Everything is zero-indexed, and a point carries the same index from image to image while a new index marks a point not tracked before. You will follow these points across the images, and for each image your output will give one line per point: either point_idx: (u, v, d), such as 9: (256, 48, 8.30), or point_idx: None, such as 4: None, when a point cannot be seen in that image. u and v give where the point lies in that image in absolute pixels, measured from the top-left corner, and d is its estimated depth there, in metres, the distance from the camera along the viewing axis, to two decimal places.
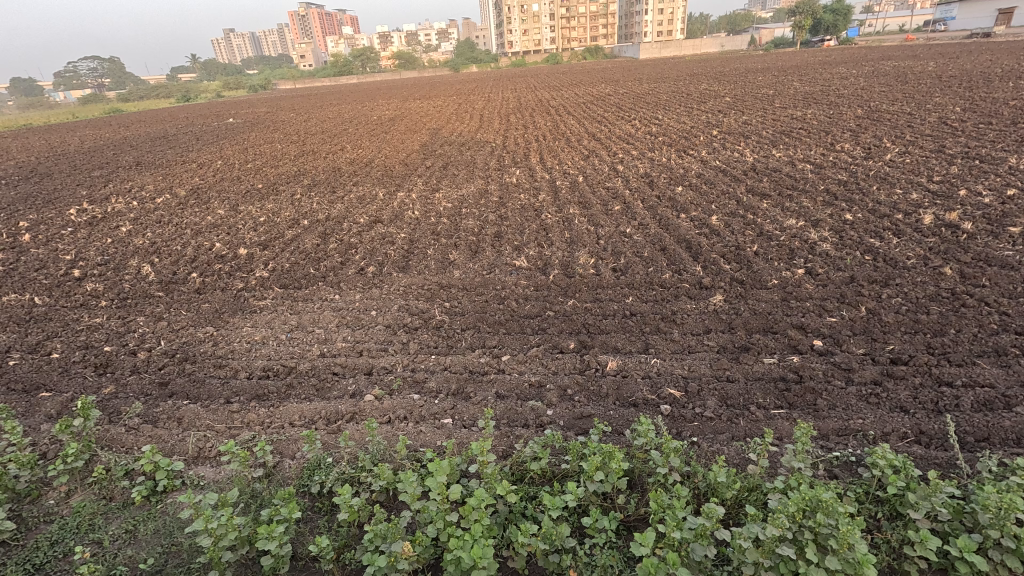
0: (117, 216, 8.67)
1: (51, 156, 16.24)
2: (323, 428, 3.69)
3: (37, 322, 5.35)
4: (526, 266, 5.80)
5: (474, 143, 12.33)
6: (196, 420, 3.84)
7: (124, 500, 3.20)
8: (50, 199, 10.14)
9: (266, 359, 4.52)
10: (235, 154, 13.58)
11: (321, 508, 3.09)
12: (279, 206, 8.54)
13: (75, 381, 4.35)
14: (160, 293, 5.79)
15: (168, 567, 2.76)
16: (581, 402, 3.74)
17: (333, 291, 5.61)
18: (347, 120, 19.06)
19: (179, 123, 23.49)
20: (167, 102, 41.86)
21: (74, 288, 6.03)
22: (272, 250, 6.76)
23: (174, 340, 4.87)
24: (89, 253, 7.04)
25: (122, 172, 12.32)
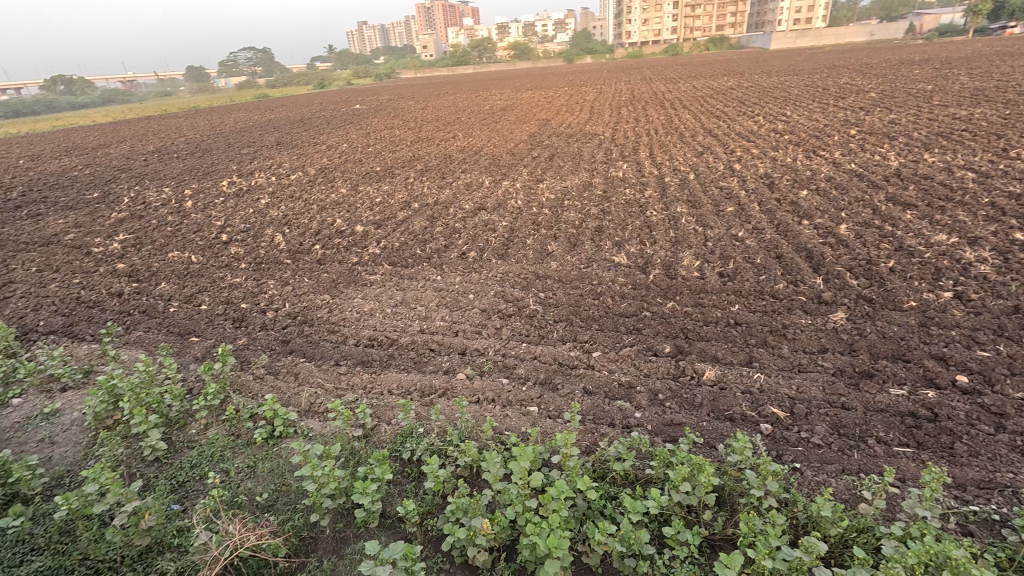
0: (259, 190, 9.77)
1: (211, 134, 18.69)
2: (418, 400, 3.91)
3: (191, 276, 6.23)
4: (625, 263, 5.67)
5: (582, 135, 12.22)
6: (309, 377, 4.26)
7: (248, 439, 3.64)
8: (208, 172, 11.70)
9: (372, 329, 4.89)
10: (358, 138, 14.68)
11: (410, 473, 3.30)
12: (393, 188, 9.13)
13: (217, 330, 5.02)
14: (287, 261, 6.47)
15: (278, 503, 3.11)
16: (673, 409, 3.60)
17: (436, 272, 5.90)
18: (461, 109, 19.78)
19: (314, 108, 25.97)
20: (304, 89, 46.41)
21: (222, 250, 6.94)
22: (384, 229, 7.25)
23: (296, 304, 5.43)
24: (235, 221, 8.05)
25: (266, 151, 13.86)
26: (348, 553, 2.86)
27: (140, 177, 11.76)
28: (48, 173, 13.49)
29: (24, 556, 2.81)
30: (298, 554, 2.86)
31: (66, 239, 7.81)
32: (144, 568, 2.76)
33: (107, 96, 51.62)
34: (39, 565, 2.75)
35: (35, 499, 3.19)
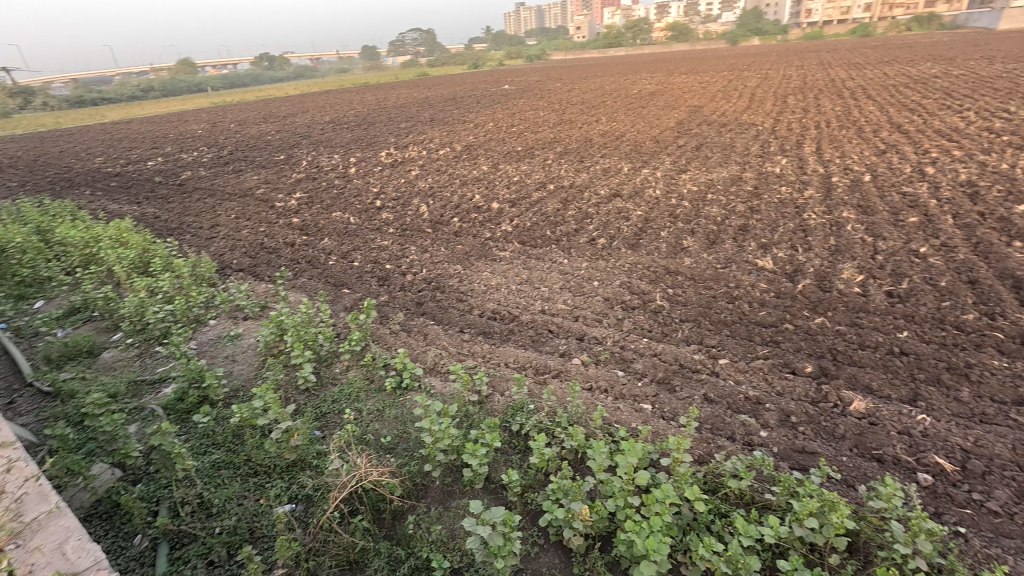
0: (411, 162, 10.60)
1: (376, 109, 20.67)
2: (532, 377, 4.01)
3: (348, 235, 7.01)
4: (770, 268, 5.16)
5: (738, 124, 11.25)
6: (436, 339, 4.58)
7: (380, 385, 4.05)
8: (371, 143, 12.96)
9: (497, 303, 5.09)
10: (503, 118, 15.13)
11: (517, 446, 3.41)
12: (531, 169, 9.30)
13: (364, 286, 5.61)
14: (428, 230, 6.96)
15: (398, 448, 3.43)
16: (806, 436, 3.24)
17: (563, 256, 5.93)
18: (608, 92, 19.36)
19: (467, 87, 27.36)
20: (460, 69, 49.05)
21: (375, 215, 7.71)
22: (519, 208, 7.44)
23: (432, 270, 5.84)
24: (388, 189, 8.85)
25: (420, 127, 14.94)
26: (452, 506, 3.07)
27: (316, 144, 13.43)
28: (251, 136, 16.02)
29: (207, 448, 3.48)
30: (409, 496, 3.14)
31: (258, 194, 9.24)
32: (290, 478, 3.25)
33: (299, 72, 59.60)
34: (217, 458, 3.38)
35: (219, 403, 3.91)
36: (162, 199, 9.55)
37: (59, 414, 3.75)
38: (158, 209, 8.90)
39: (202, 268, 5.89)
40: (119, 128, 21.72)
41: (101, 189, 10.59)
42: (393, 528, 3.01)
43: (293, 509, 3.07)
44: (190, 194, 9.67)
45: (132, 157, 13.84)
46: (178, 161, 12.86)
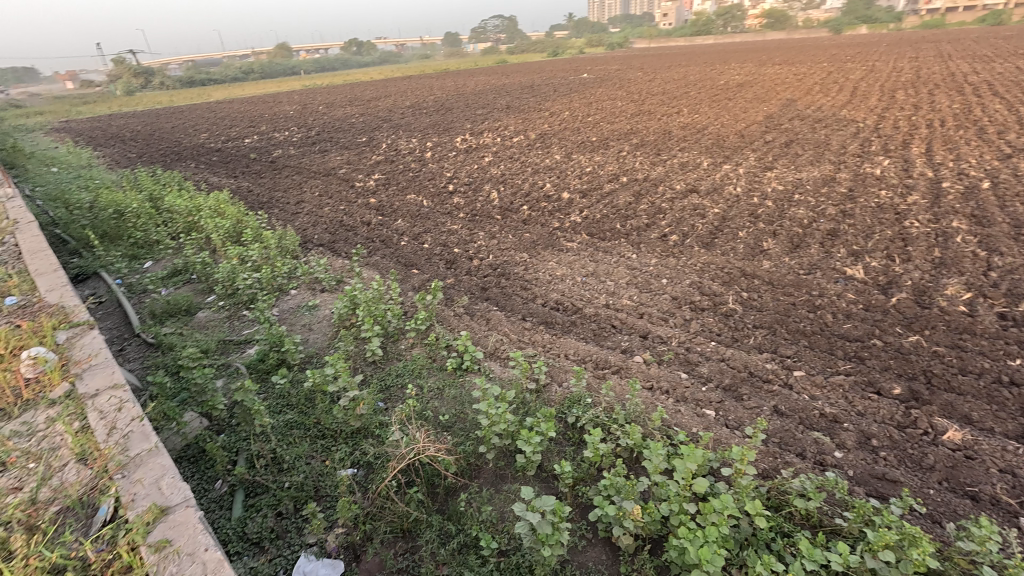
0: (485, 149, 10.71)
1: (455, 95, 21.04)
2: (591, 371, 3.97)
3: (421, 218, 7.22)
4: (860, 278, 4.76)
5: (835, 120, 10.39)
6: (498, 325, 4.64)
7: (441, 365, 4.16)
8: (447, 128, 13.22)
9: (561, 293, 5.06)
10: (580, 107, 14.90)
11: (571, 438, 3.40)
12: (605, 160, 9.11)
13: (432, 268, 5.77)
14: (497, 217, 7.03)
15: (455, 427, 3.53)
16: (887, 462, 2.99)
17: (632, 250, 5.78)
18: (692, 82, 18.52)
19: (545, 75, 27.20)
20: (539, 56, 48.81)
21: (447, 199, 7.88)
22: (590, 199, 7.32)
23: (499, 256, 5.90)
24: (461, 175, 9.01)
25: (496, 114, 15.04)
26: (503, 489, 3.12)
27: (396, 128, 13.89)
28: (337, 118, 16.84)
29: (282, 408, 3.74)
30: (463, 475, 3.22)
31: (340, 174, 9.71)
32: (353, 444, 3.44)
33: (385, 58, 61.97)
34: (291, 418, 3.63)
35: (294, 368, 4.18)
36: (255, 174, 10.28)
37: (159, 364, 4.17)
38: (252, 184, 9.59)
39: (286, 241, 6.29)
40: (222, 108, 23.55)
41: (205, 163, 11.57)
42: (445, 503, 3.11)
43: (354, 473, 3.25)
44: (279, 171, 10.34)
45: (232, 135, 14.98)
46: (271, 139, 13.78)
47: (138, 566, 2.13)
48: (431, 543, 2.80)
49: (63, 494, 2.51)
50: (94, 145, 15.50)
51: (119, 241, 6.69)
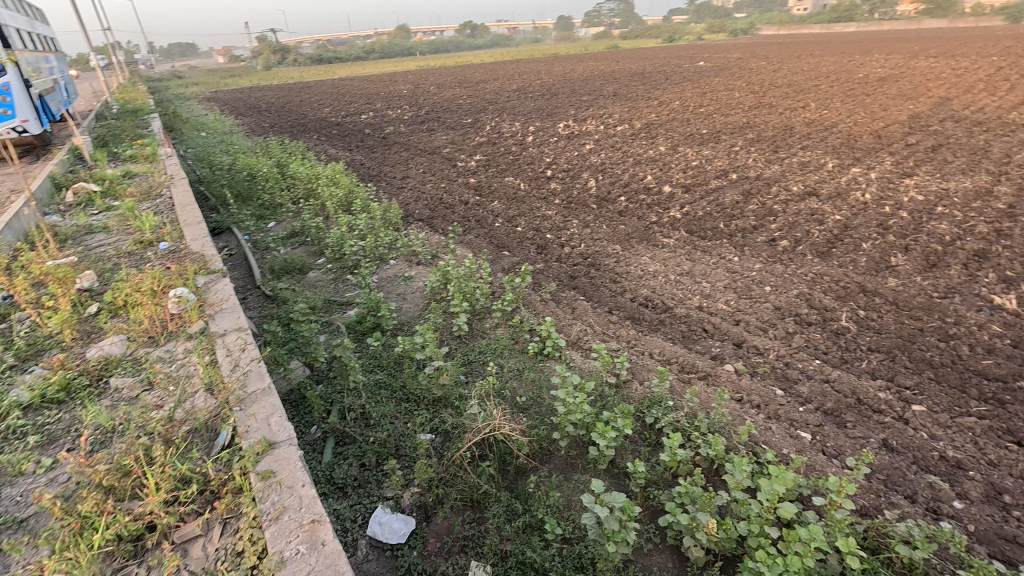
0: (587, 136, 10.54)
1: (562, 80, 20.85)
2: (676, 374, 3.81)
3: (516, 201, 7.30)
4: (1010, 310, 4.11)
5: (1000, 124, 8.95)
6: (583, 315, 4.59)
7: (523, 348, 4.21)
8: (551, 113, 13.16)
9: (651, 290, 4.90)
10: (692, 97, 14.12)
11: (648, 439, 3.31)
12: (715, 154, 8.59)
13: (523, 251, 5.83)
14: (593, 206, 6.91)
15: (531, 410, 3.57)
16: (1021, 525, 2.59)
17: (734, 253, 5.43)
18: (824, 74, 16.81)
19: (657, 62, 26.10)
20: (653, 42, 46.90)
21: (544, 184, 7.88)
22: (693, 195, 6.96)
23: (590, 246, 5.81)
24: (561, 161, 8.95)
25: (601, 101, 14.71)
26: (573, 479, 3.12)
27: (501, 111, 14.09)
28: (446, 99, 17.41)
29: (373, 367, 4.01)
30: (534, 458, 3.26)
31: (444, 153, 10.06)
32: (433, 412, 3.60)
33: (496, 40, 62.85)
34: (380, 378, 3.87)
35: (386, 333, 4.45)
36: (368, 148, 10.95)
37: (273, 315, 4.64)
38: (364, 157, 10.24)
39: (390, 214, 6.66)
40: (344, 85, 25.26)
41: (325, 136, 12.52)
42: (515, 482, 3.18)
43: (432, 439, 3.42)
44: (389, 147, 10.93)
45: (351, 111, 16.05)
46: (384, 116, 14.58)
47: (248, 489, 2.40)
48: (497, 517, 2.88)
49: (193, 416, 2.89)
50: (236, 114, 17.35)
51: (250, 201, 7.47)
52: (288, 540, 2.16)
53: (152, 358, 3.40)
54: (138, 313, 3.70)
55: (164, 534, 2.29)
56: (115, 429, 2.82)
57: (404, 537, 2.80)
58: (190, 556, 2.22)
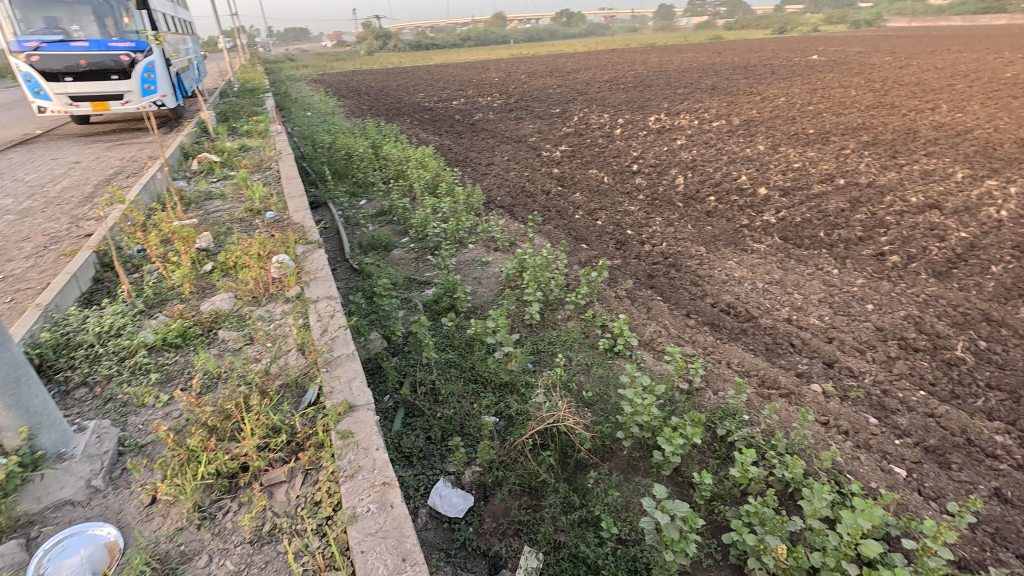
0: (679, 131, 10.10)
1: (656, 71, 20.13)
2: (754, 387, 3.60)
3: (599, 194, 7.18)
4: None
5: None
6: (659, 315, 4.45)
7: (594, 343, 4.16)
8: (642, 106, 12.74)
9: (735, 296, 4.64)
10: (800, 93, 13.09)
11: (717, 451, 3.16)
12: (820, 157, 7.93)
13: (602, 246, 5.74)
14: (679, 204, 6.64)
15: (596, 406, 3.53)
16: None
17: (833, 265, 5.00)
18: (961, 73, 14.91)
19: (763, 55, 24.44)
20: (761, 33, 43.96)
21: (629, 178, 7.68)
22: (791, 199, 6.48)
23: (673, 245, 5.60)
24: (649, 155, 8.67)
25: (697, 94, 14.01)
26: (633, 481, 3.06)
27: (590, 102, 13.85)
28: (536, 88, 17.41)
29: (445, 346, 4.14)
30: (595, 454, 3.22)
31: (530, 142, 10.09)
32: (499, 396, 3.66)
33: (591, 29, 61.92)
34: (451, 357, 4.00)
35: (460, 314, 4.57)
36: (456, 134, 11.21)
37: (358, 287, 4.92)
38: (452, 142, 10.51)
39: (473, 199, 6.80)
40: (437, 71, 26.01)
41: (417, 120, 12.99)
42: (573, 475, 3.17)
43: (496, 422, 3.48)
44: (477, 134, 11.13)
45: (444, 96, 16.50)
46: (474, 103, 14.84)
47: (328, 445, 2.59)
48: (554, 508, 2.89)
49: (285, 372, 3.15)
50: (339, 96, 18.44)
51: (345, 179, 7.94)
52: (360, 498, 2.31)
53: (254, 316, 3.73)
54: (245, 274, 4.07)
55: (255, 475, 2.53)
56: (220, 375, 3.14)
57: (462, 513, 2.89)
58: (275, 499, 2.44)
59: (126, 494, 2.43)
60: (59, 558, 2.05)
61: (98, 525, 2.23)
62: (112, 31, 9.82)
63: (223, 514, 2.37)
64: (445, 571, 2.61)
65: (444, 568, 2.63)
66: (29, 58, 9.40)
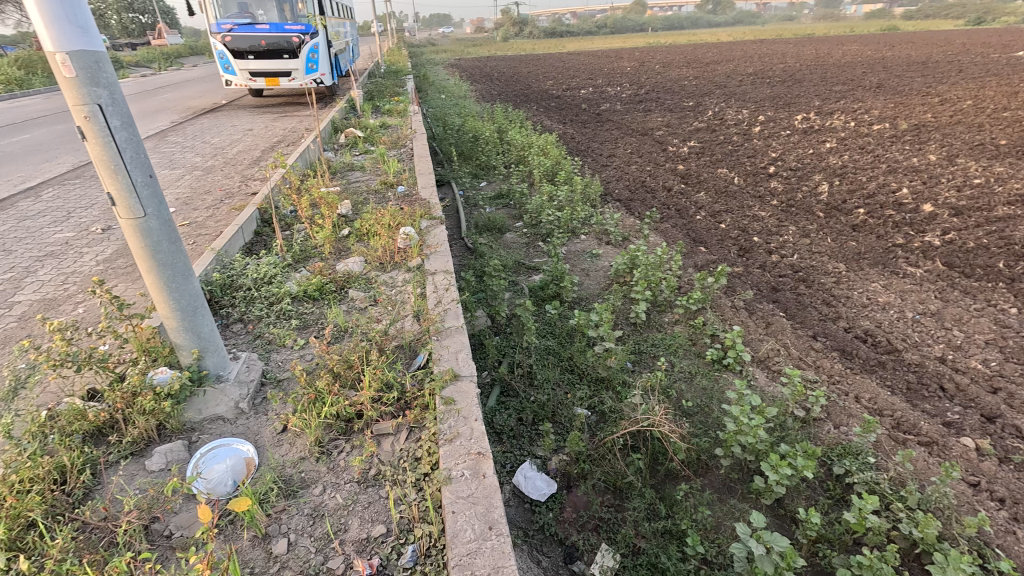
0: (830, 133, 9.06)
1: (810, 65, 18.18)
2: (886, 428, 3.18)
3: (726, 195, 6.72)
4: None
5: None
6: (779, 333, 4.08)
7: (701, 352, 3.94)
8: (788, 103, 11.60)
9: (875, 324, 4.11)
10: (994, 96, 11.04)
11: (830, 491, 2.86)
12: (1012, 173, 6.65)
13: (723, 251, 5.37)
14: (819, 214, 5.99)
15: (695, 417, 3.36)
16: None
17: (1012, 303, 4.21)
18: None
19: (949, 49, 20.99)
20: (949, 24, 37.78)
21: (763, 181, 7.08)
22: (964, 220, 5.54)
23: (806, 259, 5.08)
24: (789, 157, 7.91)
25: (858, 93, 12.41)
26: (728, 503, 2.87)
27: (728, 96, 12.91)
28: (670, 79, 16.63)
29: (546, 333, 4.18)
30: (689, 466, 3.08)
31: (656, 135, 9.69)
32: (594, 390, 3.63)
33: (738, 19, 57.88)
34: (551, 344, 4.03)
35: (565, 304, 4.58)
36: (581, 123, 11.12)
37: (470, 265, 5.13)
38: (576, 131, 10.45)
39: (590, 189, 6.73)
40: (568, 58, 25.87)
41: (544, 107, 13.09)
42: (662, 484, 3.06)
43: (588, 415, 3.46)
44: (601, 124, 10.94)
45: (572, 85, 16.42)
46: (603, 93, 14.58)
47: (432, 408, 2.77)
48: (637, 512, 2.82)
49: (400, 335, 3.40)
50: (472, 80, 19.15)
51: (469, 160, 8.27)
52: (456, 462, 2.45)
53: (379, 281, 4.08)
54: (375, 241, 4.44)
55: (367, 423, 2.79)
56: (346, 330, 3.48)
57: (545, 497, 2.91)
58: (382, 447, 2.67)
59: (264, 419, 2.82)
60: (211, 461, 2.44)
61: (241, 441, 2.61)
62: (288, 15, 11.13)
63: (338, 452, 2.65)
64: (521, 548, 2.67)
65: (521, 545, 2.69)
66: (225, 39, 11.04)
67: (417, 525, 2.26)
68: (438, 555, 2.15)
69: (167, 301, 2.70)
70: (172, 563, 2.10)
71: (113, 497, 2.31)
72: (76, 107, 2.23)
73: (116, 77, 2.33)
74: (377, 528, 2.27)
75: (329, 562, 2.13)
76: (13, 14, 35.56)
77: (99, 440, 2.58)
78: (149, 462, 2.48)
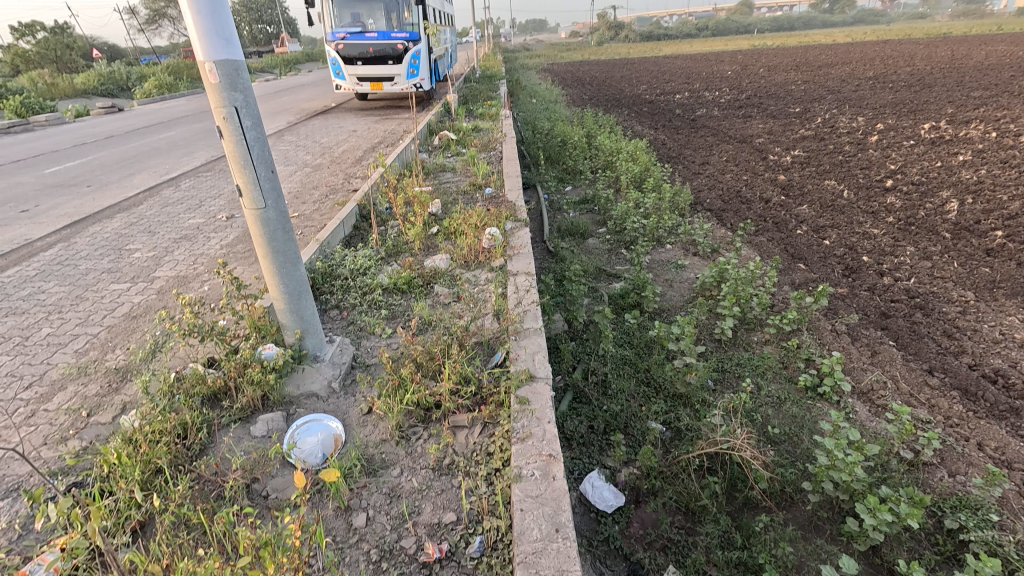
0: (964, 144, 8.05)
1: (942, 68, 16.33)
2: (1015, 484, 2.77)
3: (832, 209, 6.19)
4: None
5: None
6: (886, 364, 3.70)
7: (792, 376, 3.66)
8: (914, 110, 10.47)
9: (1009, 363, 3.59)
10: None
11: (939, 545, 2.55)
12: None
13: (826, 269, 4.96)
14: (945, 235, 5.34)
15: (782, 447, 3.13)
16: None
17: None
18: None
19: None
20: None
21: (878, 196, 6.43)
22: None
23: (924, 284, 4.55)
24: (912, 170, 7.13)
25: (1003, 99, 10.91)
26: (813, 543, 2.65)
27: (842, 102, 11.89)
28: (775, 83, 15.64)
29: (624, 342, 4.09)
30: (771, 497, 2.88)
31: (756, 142, 9.16)
32: (671, 406, 3.49)
33: (858, 18, 53.74)
34: (629, 354, 3.94)
35: (645, 314, 4.45)
36: (674, 129, 10.78)
37: (551, 269, 5.15)
38: (668, 137, 10.15)
39: (680, 198, 6.50)
40: (665, 63, 25.18)
41: (635, 112, 12.84)
42: (740, 512, 2.88)
43: (663, 431, 3.34)
44: (696, 130, 10.53)
45: (667, 89, 15.97)
46: (700, 98, 14.03)
47: (507, 406, 2.83)
48: (710, 538, 2.68)
49: (480, 333, 3.50)
50: (564, 85, 19.24)
51: (557, 164, 8.31)
52: (527, 461, 2.48)
53: (463, 278, 4.22)
54: (462, 240, 4.60)
55: (444, 414, 2.90)
56: (430, 324, 3.64)
57: (612, 509, 2.86)
58: (457, 439, 2.77)
59: (352, 400, 3.03)
60: (304, 434, 2.67)
61: (331, 418, 2.82)
62: (395, 23, 11.82)
63: (416, 439, 2.78)
64: (584, 557, 2.62)
65: (585, 554, 2.64)
66: (338, 46, 11.96)
67: (486, 518, 2.32)
68: (504, 550, 2.19)
69: (277, 286, 2.99)
70: (268, 520, 2.32)
71: (223, 455, 2.60)
72: (217, 109, 2.54)
73: (251, 82, 2.61)
74: (448, 515, 2.36)
75: (403, 541, 2.25)
76: (167, 27, 41.39)
77: (215, 404, 2.90)
78: (254, 428, 2.76)
